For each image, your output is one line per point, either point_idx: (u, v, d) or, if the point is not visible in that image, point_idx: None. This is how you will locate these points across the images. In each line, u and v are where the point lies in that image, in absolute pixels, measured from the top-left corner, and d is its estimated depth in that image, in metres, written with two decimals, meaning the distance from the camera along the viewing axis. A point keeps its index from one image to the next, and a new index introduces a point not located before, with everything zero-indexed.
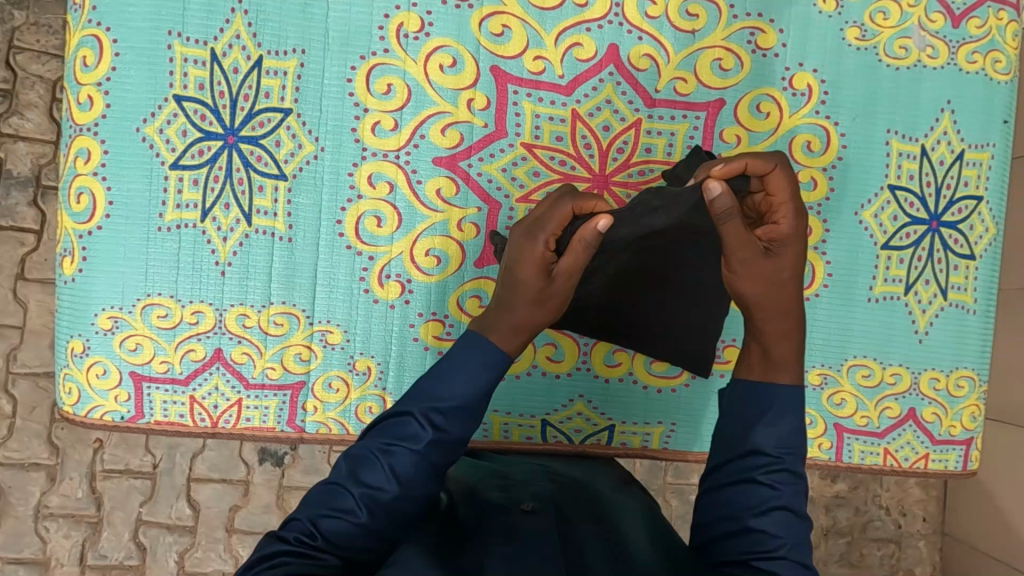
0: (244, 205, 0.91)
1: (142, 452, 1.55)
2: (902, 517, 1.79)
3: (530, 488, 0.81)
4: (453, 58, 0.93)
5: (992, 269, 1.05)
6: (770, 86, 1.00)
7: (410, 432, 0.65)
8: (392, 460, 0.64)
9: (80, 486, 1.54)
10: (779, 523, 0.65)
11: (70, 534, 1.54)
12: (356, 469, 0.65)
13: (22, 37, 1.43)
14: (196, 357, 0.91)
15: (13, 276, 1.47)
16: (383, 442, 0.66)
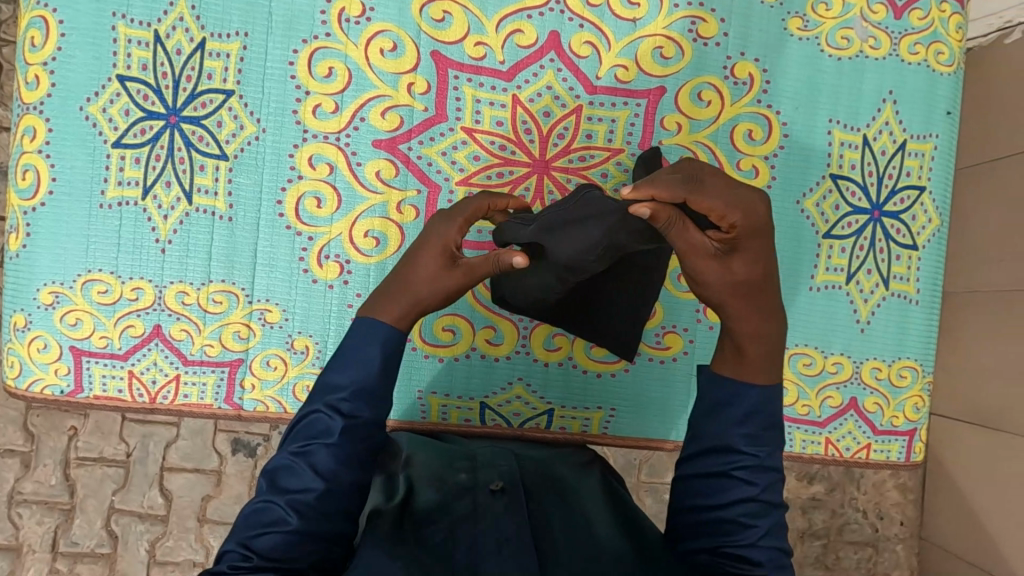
0: (185, 183, 0.93)
1: (118, 440, 1.47)
2: (879, 519, 1.54)
3: (494, 468, 0.75)
4: (394, 43, 0.95)
5: (937, 260, 1.04)
6: (710, 76, 1.01)
7: (319, 428, 0.61)
8: (308, 459, 0.61)
9: (54, 473, 1.45)
10: (755, 513, 0.62)
11: (43, 521, 1.46)
12: (279, 478, 0.61)
13: None
14: (135, 333, 0.93)
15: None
16: (294, 446, 0.62)
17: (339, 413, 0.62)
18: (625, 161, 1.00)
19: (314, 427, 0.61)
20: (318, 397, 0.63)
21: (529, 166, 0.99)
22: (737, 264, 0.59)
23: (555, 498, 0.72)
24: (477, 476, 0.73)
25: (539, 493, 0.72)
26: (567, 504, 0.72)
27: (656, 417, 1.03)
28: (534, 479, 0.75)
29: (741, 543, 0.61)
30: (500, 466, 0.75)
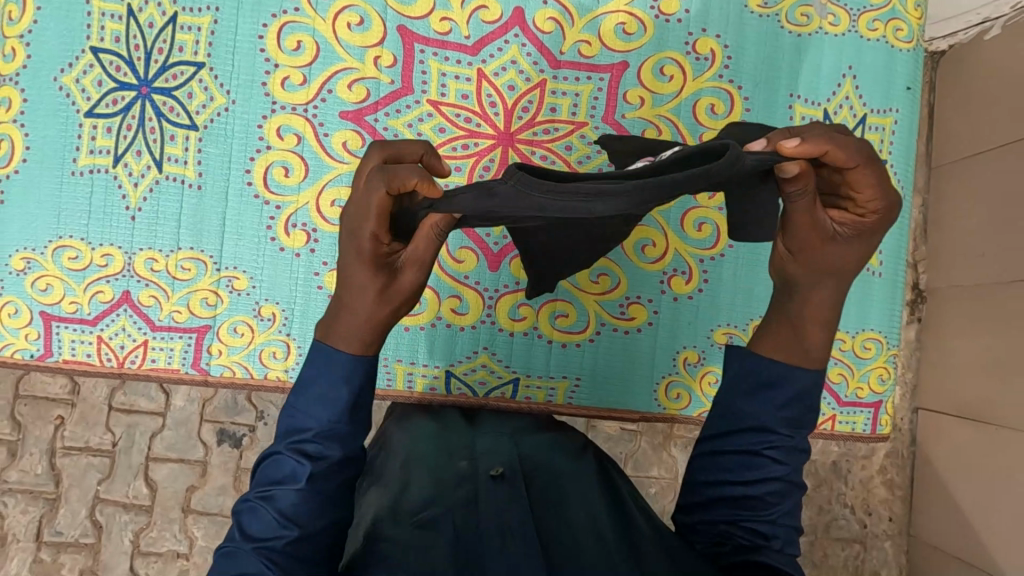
0: (155, 152, 0.95)
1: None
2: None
3: (494, 455, 0.68)
4: (361, 17, 0.97)
5: (900, 233, 1.05)
6: (672, 51, 1.03)
7: (286, 472, 0.55)
8: (278, 506, 0.54)
9: (39, 463, 1.24)
10: (778, 489, 0.59)
11: None
12: (245, 531, 0.54)
13: None
14: (104, 298, 0.94)
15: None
16: (257, 493, 0.55)
17: (307, 452, 0.55)
18: (589, 134, 1.02)
19: (280, 471, 0.55)
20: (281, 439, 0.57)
21: (494, 138, 1.01)
22: (850, 252, 0.56)
23: (558, 489, 0.66)
24: (478, 462, 0.67)
25: (543, 480, 0.67)
26: (571, 494, 0.67)
27: (621, 387, 1.04)
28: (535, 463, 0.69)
29: (764, 520, 0.59)
30: (500, 455, 0.69)
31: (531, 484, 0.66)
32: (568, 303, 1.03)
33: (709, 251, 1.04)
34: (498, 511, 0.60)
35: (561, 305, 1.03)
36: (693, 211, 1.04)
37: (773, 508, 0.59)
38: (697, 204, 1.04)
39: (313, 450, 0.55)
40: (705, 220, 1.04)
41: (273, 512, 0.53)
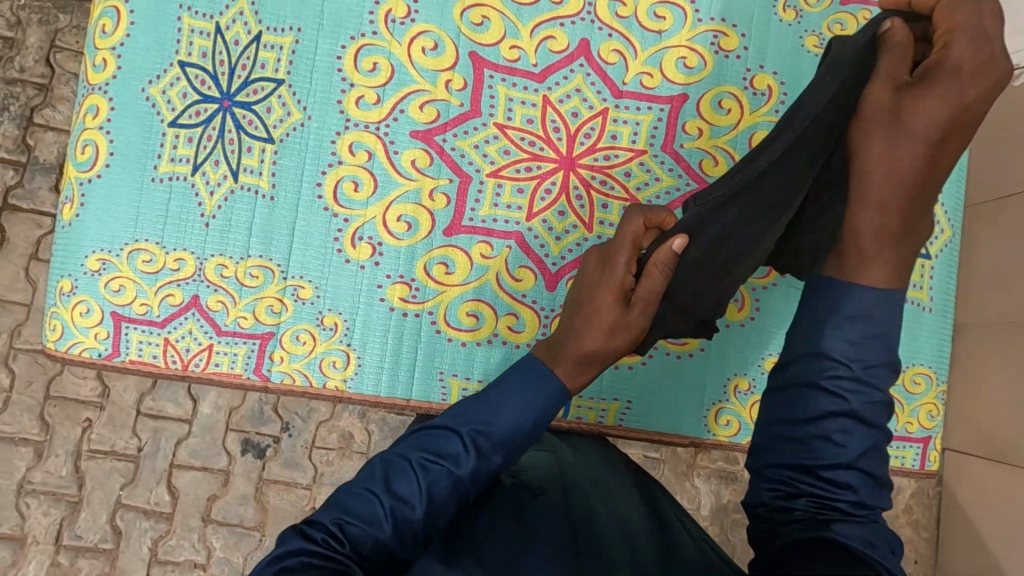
0: (232, 162, 0.98)
1: (130, 433, 1.47)
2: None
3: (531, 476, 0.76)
4: (435, 43, 1.02)
5: (950, 270, 1.07)
6: (731, 85, 1.06)
7: (449, 453, 0.67)
8: (429, 474, 0.66)
9: (65, 464, 1.45)
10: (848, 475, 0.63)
11: (50, 511, 1.45)
12: (390, 476, 0.67)
13: (63, 39, 1.48)
14: (174, 302, 0.97)
15: (27, 255, 1.46)
16: (416, 454, 0.68)
17: (474, 449, 0.68)
18: (648, 162, 1.05)
19: (445, 448, 0.68)
20: (461, 425, 0.70)
21: (557, 162, 1.04)
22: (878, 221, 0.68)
23: (587, 501, 0.74)
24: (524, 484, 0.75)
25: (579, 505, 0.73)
26: (601, 509, 0.73)
27: (672, 411, 1.05)
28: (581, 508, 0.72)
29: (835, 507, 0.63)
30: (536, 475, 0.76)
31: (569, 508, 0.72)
32: None
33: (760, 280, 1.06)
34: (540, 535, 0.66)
35: None
36: None
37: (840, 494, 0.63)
38: None
39: (478, 451, 0.68)
40: None
41: (419, 475, 0.66)
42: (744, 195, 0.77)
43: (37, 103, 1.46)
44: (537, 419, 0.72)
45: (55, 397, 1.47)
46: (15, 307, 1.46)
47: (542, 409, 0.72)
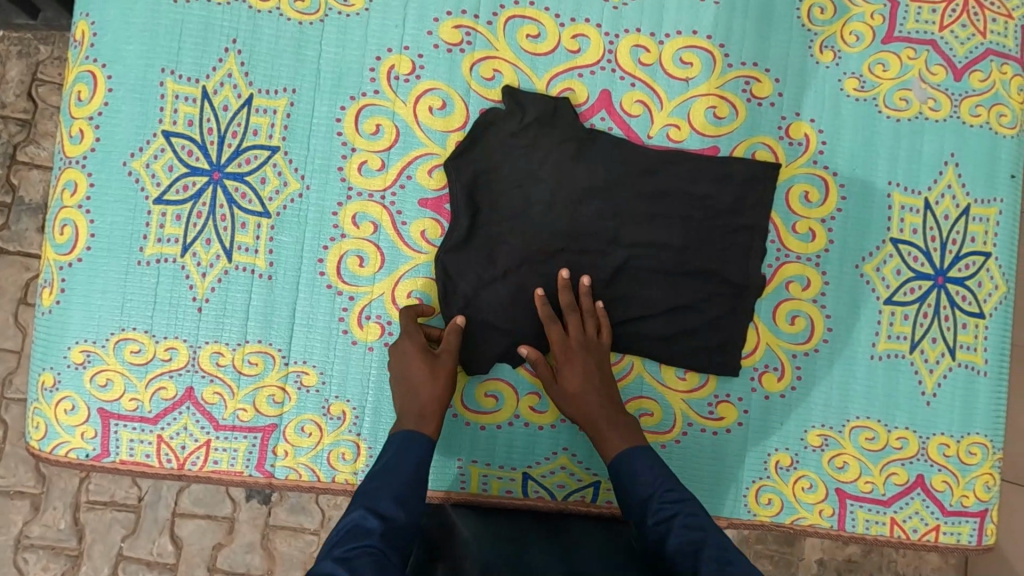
0: (225, 240, 0.90)
1: (130, 483, 1.34)
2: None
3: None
4: (443, 101, 0.93)
5: (1003, 329, 0.99)
6: (764, 136, 0.98)
7: (358, 527, 0.70)
8: (353, 563, 0.65)
9: (63, 517, 1.32)
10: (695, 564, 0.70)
11: (48, 567, 1.32)
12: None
13: (45, 71, 1.32)
14: (166, 395, 0.89)
15: (15, 300, 1.30)
16: (331, 554, 0.67)
17: (374, 514, 0.72)
18: None
19: (353, 527, 0.70)
20: (357, 505, 0.74)
21: None
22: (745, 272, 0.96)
23: None
24: None
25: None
26: None
27: (710, 492, 0.97)
28: None
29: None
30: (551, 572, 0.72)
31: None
32: (653, 401, 0.97)
33: (802, 346, 0.98)
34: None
35: (646, 403, 0.97)
36: (786, 303, 0.98)
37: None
38: (789, 295, 0.98)
39: (381, 513, 0.72)
40: (798, 312, 0.98)
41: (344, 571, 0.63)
42: (525, 250, 0.92)
43: (20, 139, 1.30)
44: (418, 464, 0.79)
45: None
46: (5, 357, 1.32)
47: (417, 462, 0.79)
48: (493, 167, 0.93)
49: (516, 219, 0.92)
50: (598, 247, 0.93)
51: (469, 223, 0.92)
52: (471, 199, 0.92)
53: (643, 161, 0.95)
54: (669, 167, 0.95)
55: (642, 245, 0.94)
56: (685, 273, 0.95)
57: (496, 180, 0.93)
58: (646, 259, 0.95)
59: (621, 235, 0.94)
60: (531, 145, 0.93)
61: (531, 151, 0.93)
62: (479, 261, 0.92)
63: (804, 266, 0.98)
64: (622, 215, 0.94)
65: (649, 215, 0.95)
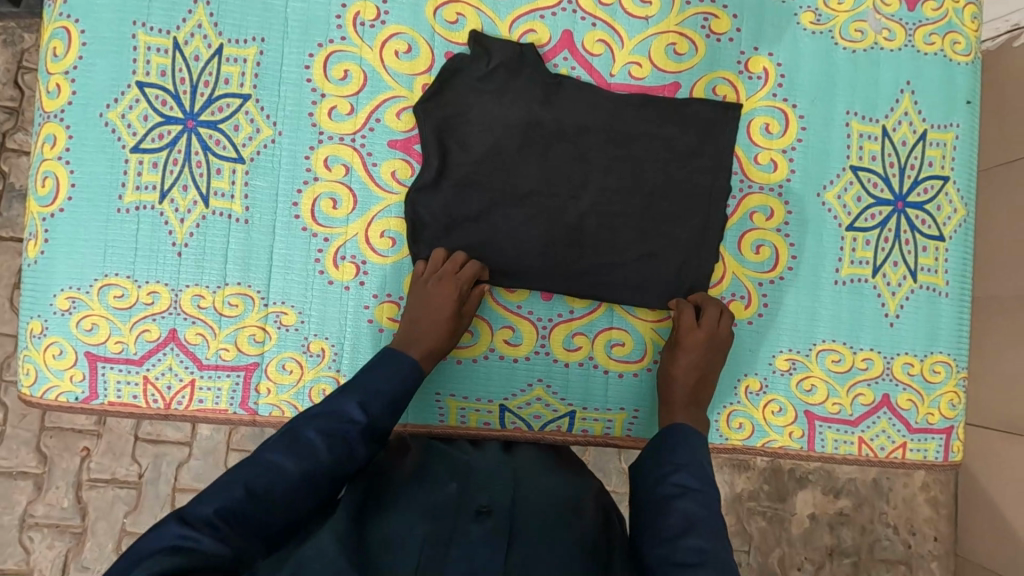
0: (201, 186, 0.93)
1: (130, 461, 1.37)
2: (911, 537, 1.47)
3: (486, 489, 0.78)
4: (409, 45, 0.95)
5: (964, 251, 1.02)
6: (724, 70, 1.00)
7: (346, 417, 0.75)
8: (331, 444, 0.72)
9: (66, 496, 1.35)
10: (676, 521, 0.73)
11: (54, 545, 1.35)
12: (294, 448, 0.71)
13: (32, 59, 1.34)
14: (151, 337, 0.92)
15: (10, 285, 1.34)
16: (315, 426, 0.74)
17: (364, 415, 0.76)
18: None
19: (337, 411, 0.75)
20: (350, 394, 0.78)
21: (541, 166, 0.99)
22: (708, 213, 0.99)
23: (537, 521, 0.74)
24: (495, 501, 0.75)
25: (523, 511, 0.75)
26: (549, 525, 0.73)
27: None
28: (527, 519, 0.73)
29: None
30: (493, 487, 0.78)
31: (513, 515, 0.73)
32: (624, 331, 1.00)
33: (767, 274, 1.00)
34: (473, 545, 0.67)
35: (617, 333, 1.00)
36: (750, 233, 1.00)
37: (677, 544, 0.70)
38: (753, 226, 1.00)
39: (370, 414, 0.77)
40: (763, 242, 1.00)
41: (322, 447, 0.72)
42: (496, 193, 0.96)
43: (8, 127, 1.33)
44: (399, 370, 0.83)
45: (50, 427, 1.37)
46: (2, 340, 1.36)
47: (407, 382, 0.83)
48: (462, 111, 0.96)
49: (485, 160, 0.95)
50: (564, 192, 0.96)
51: (440, 163, 0.94)
52: (441, 140, 0.95)
53: (608, 105, 0.98)
54: (631, 111, 0.98)
55: (608, 190, 0.97)
56: (648, 218, 0.98)
57: (465, 124, 0.96)
58: (611, 203, 0.97)
59: (588, 179, 0.97)
60: (498, 89, 0.96)
61: (498, 94, 0.96)
62: (449, 203, 0.95)
63: (767, 196, 1.01)
64: (586, 159, 0.97)
65: (613, 157, 0.98)
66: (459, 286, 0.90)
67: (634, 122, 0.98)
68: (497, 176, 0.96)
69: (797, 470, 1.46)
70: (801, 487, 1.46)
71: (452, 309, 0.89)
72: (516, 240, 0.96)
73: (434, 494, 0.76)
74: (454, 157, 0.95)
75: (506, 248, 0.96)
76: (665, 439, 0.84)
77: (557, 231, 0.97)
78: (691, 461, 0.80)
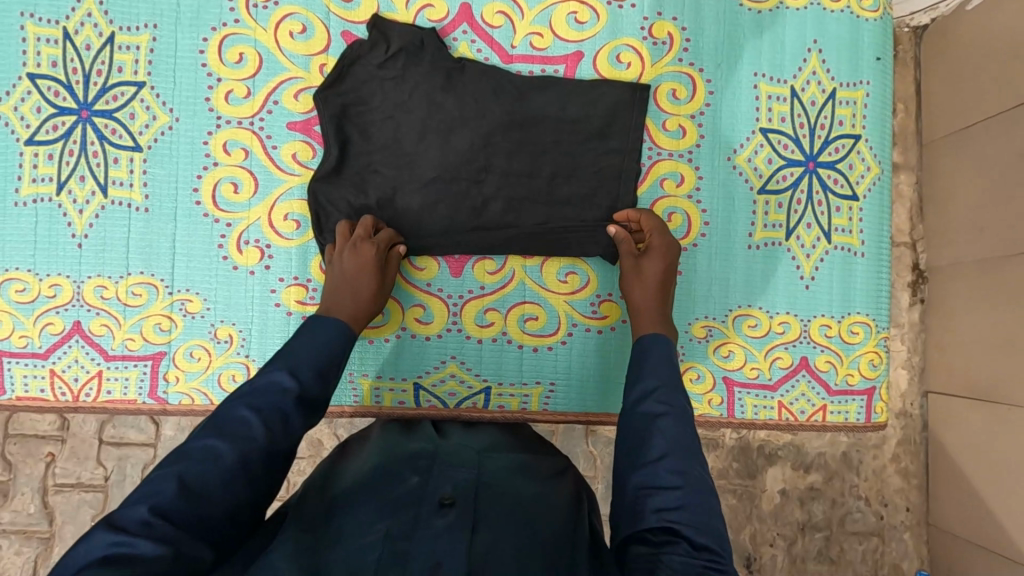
0: (99, 176, 0.92)
1: (96, 464, 1.21)
2: (883, 508, 1.27)
3: (451, 471, 0.73)
4: (303, 25, 0.95)
5: (881, 210, 1.01)
6: (628, 38, 0.99)
7: (275, 387, 0.68)
8: (266, 419, 0.65)
9: (32, 501, 1.21)
10: (656, 446, 0.65)
11: (22, 550, 1.21)
12: (226, 430, 0.63)
13: None
14: (55, 330, 0.92)
15: None
16: (247, 405, 0.65)
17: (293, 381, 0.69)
18: None
19: (269, 384, 0.68)
20: (277, 366, 0.71)
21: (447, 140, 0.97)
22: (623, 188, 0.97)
23: (500, 499, 0.70)
24: (431, 478, 0.72)
25: (490, 500, 0.69)
26: (509, 503, 0.69)
27: (599, 388, 0.99)
28: (489, 496, 0.70)
29: (682, 532, 0.58)
30: (457, 475, 0.73)
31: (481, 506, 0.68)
32: (537, 305, 0.99)
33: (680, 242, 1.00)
34: (433, 540, 0.62)
35: (530, 308, 0.99)
36: (662, 201, 0.99)
37: (655, 469, 0.63)
38: (664, 193, 0.99)
39: (301, 380, 0.70)
40: (675, 210, 1.00)
41: (258, 423, 0.64)
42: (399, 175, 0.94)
43: None
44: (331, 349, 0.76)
45: (14, 432, 1.22)
46: None
47: (337, 343, 0.77)
48: (362, 99, 0.94)
49: (386, 150, 0.94)
50: (469, 174, 0.94)
51: (340, 154, 0.93)
52: (340, 125, 0.93)
53: (512, 89, 0.95)
54: (536, 93, 0.96)
55: (513, 174, 0.95)
56: (555, 197, 0.96)
57: (367, 109, 0.94)
58: (518, 186, 0.96)
59: (492, 162, 0.95)
60: (398, 70, 0.94)
61: (399, 75, 0.94)
62: (351, 186, 0.93)
63: (676, 162, 1.00)
64: (489, 143, 0.95)
65: (521, 141, 0.96)
66: (377, 245, 0.88)
67: (539, 92, 0.96)
68: (398, 167, 0.94)
69: (766, 445, 1.27)
70: (771, 463, 1.26)
71: (376, 265, 0.87)
72: (427, 219, 0.94)
73: (394, 489, 0.70)
74: (356, 145, 0.94)
75: (413, 226, 0.95)
76: (646, 353, 0.76)
77: (461, 214, 0.95)
78: (670, 379, 0.72)
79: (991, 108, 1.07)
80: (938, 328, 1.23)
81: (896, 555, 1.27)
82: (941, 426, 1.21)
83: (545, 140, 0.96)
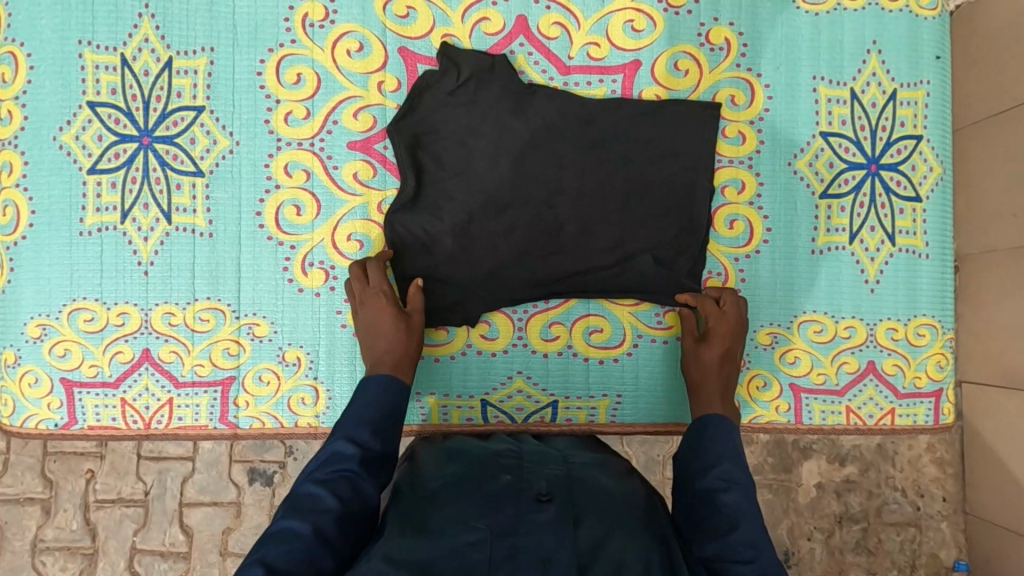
0: (162, 203, 0.92)
1: (136, 479, 1.19)
2: (920, 498, 1.26)
3: (541, 473, 0.72)
4: (361, 43, 0.94)
5: (944, 211, 1.00)
6: (685, 44, 0.98)
7: (337, 456, 0.68)
8: (335, 490, 0.64)
9: (75, 517, 1.18)
10: (724, 517, 0.66)
11: (67, 568, 1.19)
12: (299, 508, 0.62)
13: None
14: (125, 358, 0.92)
15: None
16: (313, 480, 0.66)
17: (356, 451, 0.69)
18: None
19: (330, 455, 0.68)
20: (336, 435, 0.71)
21: None
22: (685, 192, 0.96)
23: (599, 498, 0.67)
24: (523, 479, 0.70)
25: (585, 493, 0.68)
26: (610, 503, 0.67)
27: (666, 398, 0.99)
28: (586, 494, 0.68)
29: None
30: (546, 469, 0.72)
31: (571, 497, 0.68)
32: (602, 317, 0.98)
33: (743, 248, 0.99)
34: (540, 532, 0.62)
35: (595, 320, 0.98)
36: (723, 208, 0.99)
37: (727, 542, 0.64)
38: (725, 201, 0.99)
39: (361, 442, 0.70)
40: (736, 217, 0.99)
41: (327, 494, 0.63)
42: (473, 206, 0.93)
43: None
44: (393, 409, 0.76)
45: (54, 451, 1.19)
46: None
47: (392, 406, 0.76)
48: (433, 128, 0.93)
49: (459, 176, 0.93)
50: (528, 185, 0.93)
51: (416, 184, 0.92)
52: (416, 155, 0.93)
53: (570, 99, 0.94)
54: (593, 103, 0.95)
55: (572, 184, 0.94)
56: (615, 205, 0.95)
57: (432, 129, 0.93)
58: (577, 195, 0.94)
59: (551, 173, 0.93)
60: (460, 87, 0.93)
61: (459, 92, 0.93)
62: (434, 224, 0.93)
63: (737, 169, 0.99)
64: (553, 157, 0.93)
65: (580, 149, 0.94)
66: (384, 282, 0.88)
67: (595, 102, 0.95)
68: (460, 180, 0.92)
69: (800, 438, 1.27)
70: (806, 457, 1.26)
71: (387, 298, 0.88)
72: (491, 233, 0.93)
73: (491, 485, 0.69)
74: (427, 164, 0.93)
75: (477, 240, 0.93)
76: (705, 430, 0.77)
77: (532, 230, 0.93)
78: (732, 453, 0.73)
79: (1012, 96, 1.04)
80: (966, 312, 1.17)
81: (933, 544, 1.26)
82: (973, 415, 1.19)
83: (604, 149, 0.95)
